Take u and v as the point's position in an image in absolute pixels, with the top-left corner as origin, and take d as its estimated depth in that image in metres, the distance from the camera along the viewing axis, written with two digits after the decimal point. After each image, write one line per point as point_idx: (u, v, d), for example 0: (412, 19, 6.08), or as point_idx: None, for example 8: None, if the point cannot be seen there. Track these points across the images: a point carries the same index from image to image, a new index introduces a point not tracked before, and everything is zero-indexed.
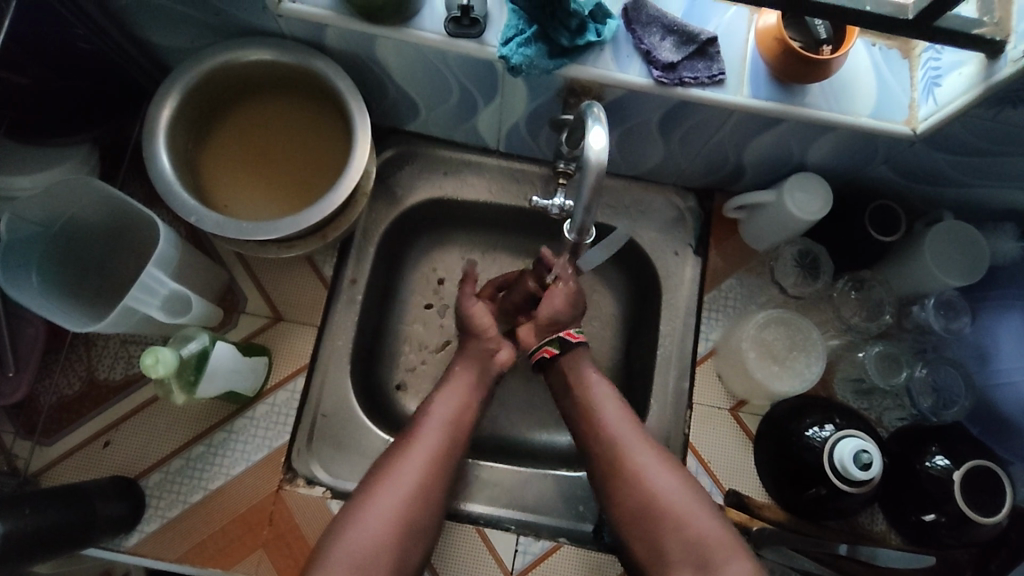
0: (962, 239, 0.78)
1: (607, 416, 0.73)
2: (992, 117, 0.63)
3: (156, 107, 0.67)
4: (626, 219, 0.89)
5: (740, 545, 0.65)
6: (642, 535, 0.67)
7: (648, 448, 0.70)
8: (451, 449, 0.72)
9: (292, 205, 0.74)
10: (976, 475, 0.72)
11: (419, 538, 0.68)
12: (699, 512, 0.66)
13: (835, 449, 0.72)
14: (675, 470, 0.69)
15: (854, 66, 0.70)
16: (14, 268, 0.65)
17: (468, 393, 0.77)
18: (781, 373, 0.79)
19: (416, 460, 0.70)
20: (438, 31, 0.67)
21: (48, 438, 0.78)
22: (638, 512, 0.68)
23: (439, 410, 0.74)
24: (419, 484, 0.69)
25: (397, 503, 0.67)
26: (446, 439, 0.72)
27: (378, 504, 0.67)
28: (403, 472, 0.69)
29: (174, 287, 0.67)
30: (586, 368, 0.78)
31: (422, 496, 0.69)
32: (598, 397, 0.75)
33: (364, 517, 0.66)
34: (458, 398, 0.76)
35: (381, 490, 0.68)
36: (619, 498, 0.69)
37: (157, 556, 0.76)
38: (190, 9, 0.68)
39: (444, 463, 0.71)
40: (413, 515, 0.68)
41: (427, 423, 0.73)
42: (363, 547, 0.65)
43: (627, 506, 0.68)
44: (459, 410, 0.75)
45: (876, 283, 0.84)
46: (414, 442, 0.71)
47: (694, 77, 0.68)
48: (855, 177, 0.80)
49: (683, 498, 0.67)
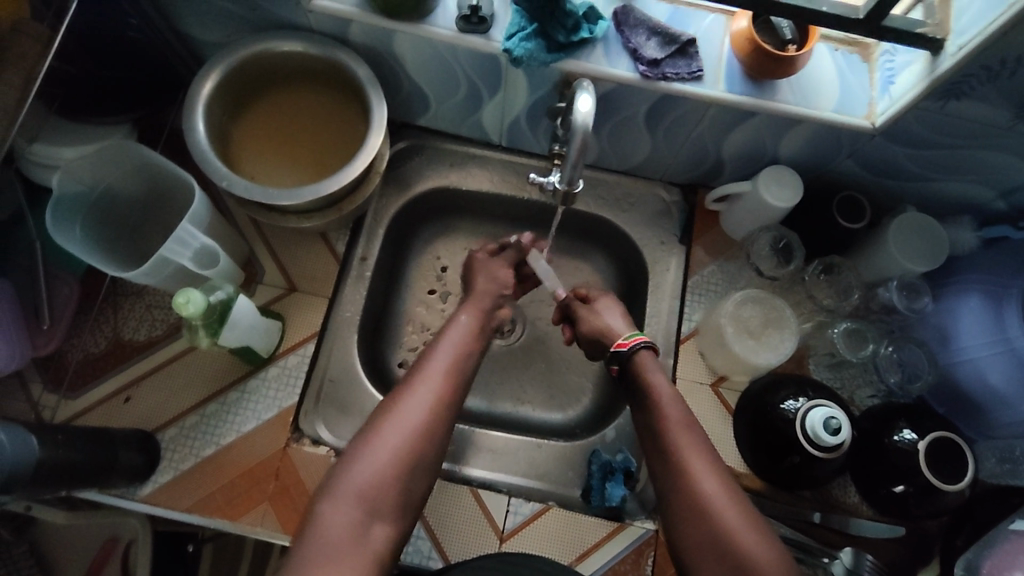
0: (924, 229, 0.85)
1: (666, 411, 0.73)
2: (940, 110, 0.71)
3: (195, 88, 0.76)
4: (617, 211, 0.97)
5: (775, 546, 0.64)
6: (685, 528, 0.67)
7: (702, 452, 0.70)
8: (451, 392, 0.72)
9: (312, 178, 0.82)
10: (939, 445, 0.77)
11: (420, 482, 0.67)
12: (735, 516, 0.65)
13: (807, 416, 0.77)
14: (723, 475, 0.68)
15: (819, 66, 0.78)
16: (61, 221, 0.72)
17: (463, 341, 0.77)
18: (757, 347, 0.85)
19: (417, 401, 0.69)
20: (450, 27, 0.76)
21: (74, 392, 0.84)
22: (685, 506, 0.67)
23: (439, 358, 0.74)
24: (420, 426, 0.68)
25: (400, 440, 0.66)
26: (449, 385, 0.72)
27: (382, 441, 0.66)
28: (405, 413, 0.68)
29: (205, 241, 0.75)
30: (651, 368, 0.78)
31: (425, 439, 0.68)
32: (661, 392, 0.75)
33: (368, 455, 0.65)
34: (453, 345, 0.76)
35: (385, 428, 0.67)
36: (670, 488, 0.69)
37: (170, 505, 0.81)
38: (231, 4, 0.78)
39: (443, 407, 0.70)
40: (415, 454, 0.67)
41: (428, 367, 0.73)
42: (369, 481, 0.64)
43: (677, 499, 0.68)
44: (456, 357, 0.75)
45: (845, 267, 0.90)
46: (414, 384, 0.71)
47: (676, 73, 0.76)
48: (825, 171, 0.88)
49: (725, 500, 0.66)
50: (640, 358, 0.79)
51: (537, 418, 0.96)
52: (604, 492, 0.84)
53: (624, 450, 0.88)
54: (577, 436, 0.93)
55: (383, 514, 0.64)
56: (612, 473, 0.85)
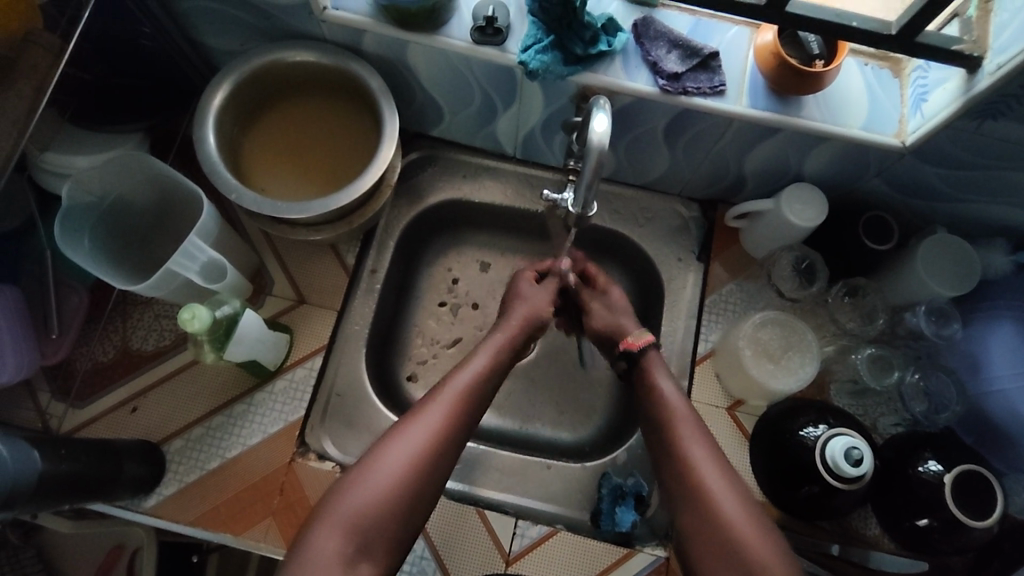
0: (954, 250, 0.81)
1: (681, 424, 0.69)
2: (974, 130, 0.68)
3: (206, 99, 0.75)
4: (633, 225, 0.95)
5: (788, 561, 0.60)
6: (702, 547, 0.62)
7: (719, 465, 0.65)
8: (467, 412, 0.69)
9: (323, 191, 0.81)
10: (966, 478, 0.73)
11: (417, 512, 0.64)
12: (755, 531, 0.61)
13: (827, 446, 0.74)
14: (739, 489, 0.64)
15: (847, 82, 0.75)
16: (70, 232, 0.72)
17: (492, 360, 0.75)
18: (777, 371, 0.82)
19: (429, 420, 0.67)
20: (465, 38, 0.74)
21: (81, 401, 0.84)
22: (698, 521, 0.63)
23: (461, 376, 0.71)
24: (421, 454, 0.65)
25: (407, 459, 0.64)
26: (459, 413, 0.68)
27: (386, 459, 0.64)
28: (406, 440, 0.65)
29: (212, 255, 0.75)
30: (658, 376, 0.74)
31: (426, 468, 0.65)
32: (676, 403, 0.71)
33: (362, 482, 0.63)
34: (482, 364, 0.73)
35: (384, 455, 0.64)
36: (682, 503, 0.65)
37: (175, 518, 0.80)
38: (242, 12, 0.77)
39: (453, 434, 0.67)
40: (420, 475, 0.64)
41: (449, 384, 0.70)
42: (361, 507, 0.62)
43: (687, 515, 0.64)
44: (474, 381, 0.72)
45: (870, 290, 0.87)
46: (425, 409, 0.68)
47: (697, 87, 0.74)
48: (851, 189, 0.85)
49: (743, 515, 0.62)
50: (650, 359, 0.76)
51: (548, 436, 0.94)
52: (614, 516, 0.82)
53: (635, 474, 0.85)
54: (587, 456, 0.91)
55: (374, 545, 0.61)
56: (623, 497, 0.83)
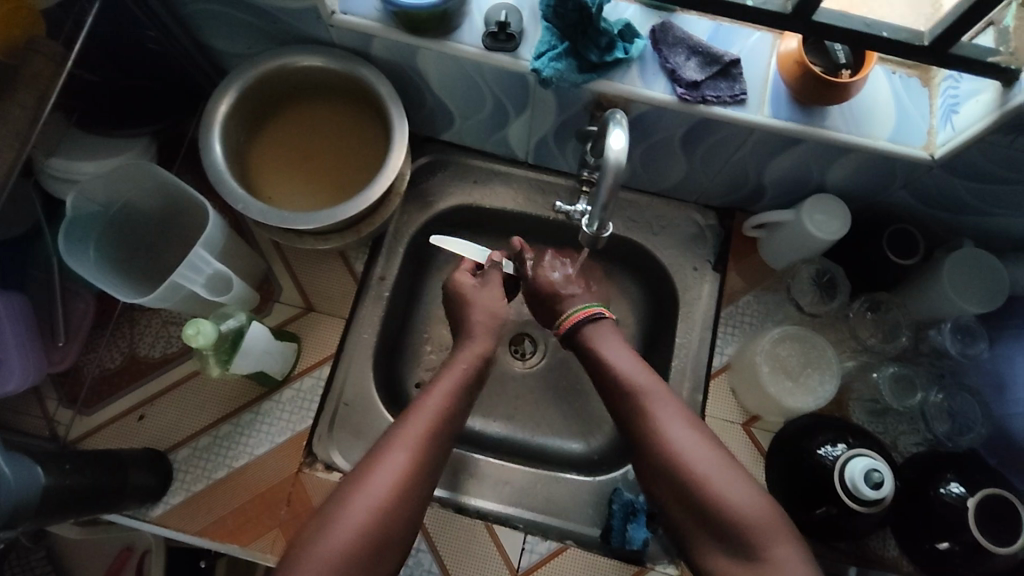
0: (980, 266, 0.78)
1: (650, 403, 0.70)
2: (1010, 144, 0.64)
3: (213, 105, 0.74)
4: (647, 232, 0.92)
5: (788, 524, 0.63)
6: (688, 518, 0.65)
7: (697, 438, 0.67)
8: (423, 461, 0.67)
9: (330, 199, 0.80)
10: (989, 503, 0.70)
11: (393, 546, 0.64)
12: (737, 486, 0.64)
13: (846, 467, 0.70)
14: (711, 449, 0.67)
15: (873, 91, 0.73)
16: (75, 243, 0.71)
17: (451, 398, 0.73)
18: (794, 389, 0.80)
19: (384, 476, 0.65)
20: (476, 44, 0.72)
21: (89, 408, 0.83)
22: (686, 497, 0.65)
23: (415, 422, 0.69)
24: (389, 491, 0.64)
25: (365, 517, 0.63)
26: (425, 448, 0.68)
27: (351, 511, 0.63)
28: (377, 480, 0.65)
29: (218, 267, 0.75)
30: (604, 346, 0.76)
31: (394, 505, 0.64)
32: (640, 378, 0.72)
33: (331, 524, 0.62)
34: (437, 407, 0.71)
35: (354, 496, 0.64)
36: (664, 480, 0.67)
37: (180, 528, 0.79)
38: (249, 16, 0.75)
39: (421, 469, 0.67)
40: (380, 531, 0.63)
41: (405, 433, 0.68)
42: (333, 550, 0.61)
43: (670, 494, 0.67)
44: (441, 414, 0.71)
45: (894, 305, 0.85)
46: (391, 448, 0.67)
47: (717, 96, 0.71)
48: (875, 201, 0.82)
49: (724, 472, 0.65)
50: (597, 327, 0.78)
51: (558, 447, 0.92)
52: (625, 533, 0.80)
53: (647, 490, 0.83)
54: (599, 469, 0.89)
55: None
56: (634, 514, 0.81)
